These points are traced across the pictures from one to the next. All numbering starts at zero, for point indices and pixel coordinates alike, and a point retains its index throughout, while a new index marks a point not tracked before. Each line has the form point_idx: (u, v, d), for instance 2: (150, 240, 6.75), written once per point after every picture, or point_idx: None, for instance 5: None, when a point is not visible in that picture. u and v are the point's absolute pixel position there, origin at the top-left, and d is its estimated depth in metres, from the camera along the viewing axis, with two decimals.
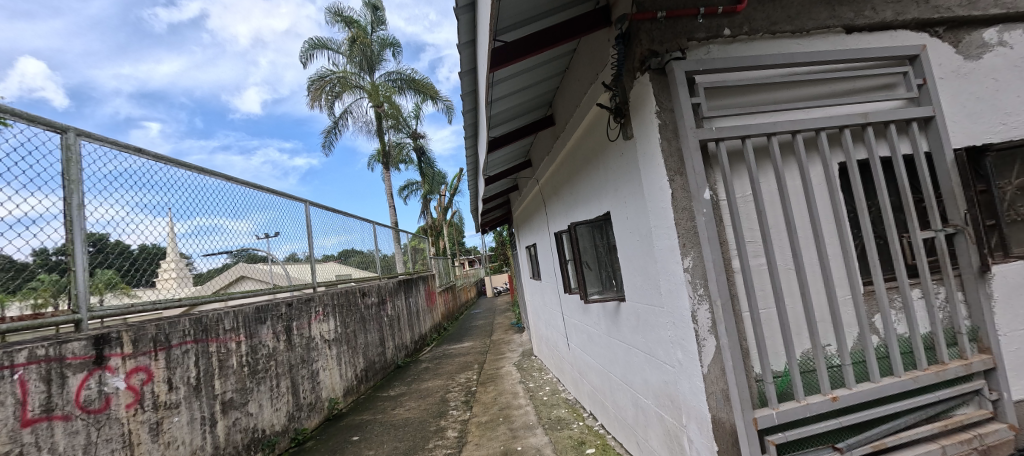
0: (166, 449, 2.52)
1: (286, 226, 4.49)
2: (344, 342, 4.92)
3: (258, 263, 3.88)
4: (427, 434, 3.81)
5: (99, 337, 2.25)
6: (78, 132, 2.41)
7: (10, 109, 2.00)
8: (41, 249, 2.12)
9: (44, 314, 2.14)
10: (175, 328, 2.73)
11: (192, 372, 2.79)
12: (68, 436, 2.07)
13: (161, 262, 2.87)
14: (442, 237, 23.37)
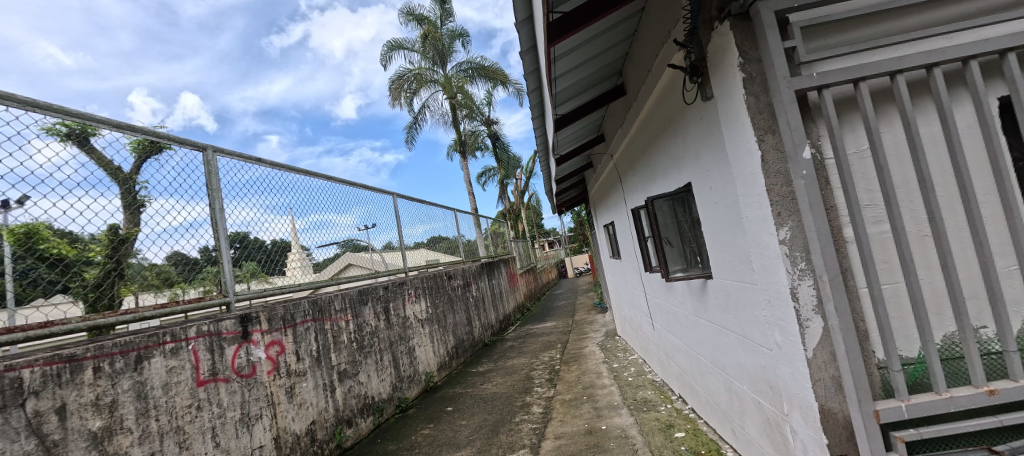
0: (299, 409, 2.86)
1: (381, 219, 4.82)
2: (435, 322, 5.18)
3: (360, 252, 4.23)
4: (514, 408, 3.90)
5: (243, 316, 2.58)
6: (215, 150, 2.73)
7: (168, 135, 2.41)
8: (204, 246, 2.52)
9: (206, 298, 2.49)
10: (298, 309, 3.05)
11: (313, 345, 3.12)
12: (229, 394, 2.39)
13: (288, 253, 3.25)
14: (521, 220, 23.65)
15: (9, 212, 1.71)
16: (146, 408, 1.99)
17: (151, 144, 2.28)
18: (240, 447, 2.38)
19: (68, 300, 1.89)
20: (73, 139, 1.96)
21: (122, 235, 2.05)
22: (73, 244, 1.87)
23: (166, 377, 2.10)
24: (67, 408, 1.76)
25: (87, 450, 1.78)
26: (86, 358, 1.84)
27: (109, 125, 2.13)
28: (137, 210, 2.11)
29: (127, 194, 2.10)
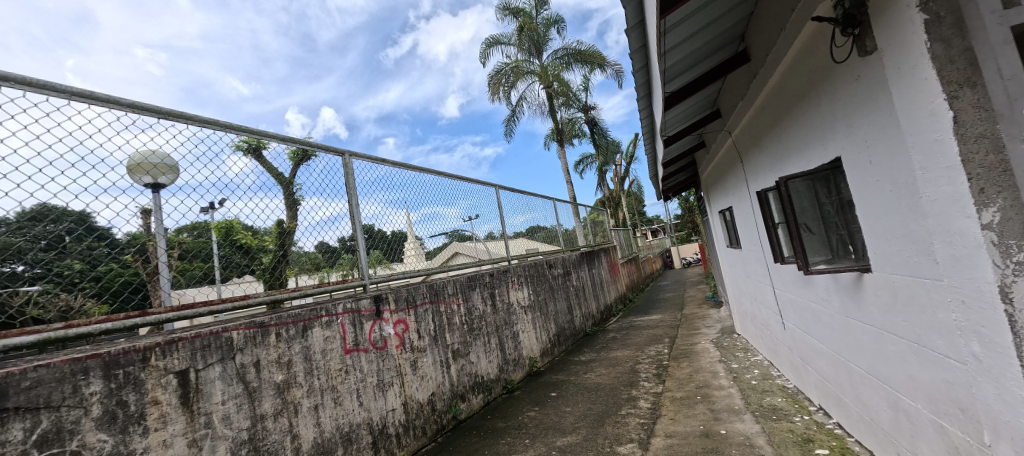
0: (422, 381, 3.20)
1: (483, 209, 4.99)
2: (537, 309, 5.23)
3: (466, 241, 4.43)
4: (619, 401, 3.75)
5: (377, 296, 2.99)
6: (350, 154, 3.06)
7: (315, 144, 2.76)
8: (342, 236, 2.90)
9: (349, 280, 2.92)
10: (418, 292, 3.37)
11: (432, 325, 3.42)
12: (368, 363, 2.81)
13: (405, 243, 3.53)
14: (622, 208, 22.78)
15: (213, 211, 2.15)
16: (311, 368, 2.44)
17: (304, 152, 2.65)
18: (378, 408, 2.79)
19: (251, 280, 2.33)
20: (251, 152, 2.34)
21: (285, 228, 2.51)
22: (256, 237, 2.38)
23: (324, 344, 2.55)
24: (261, 363, 2.21)
25: (275, 398, 2.22)
26: (271, 325, 2.28)
27: (274, 138, 2.49)
28: (295, 208, 2.59)
29: (288, 193, 2.58)
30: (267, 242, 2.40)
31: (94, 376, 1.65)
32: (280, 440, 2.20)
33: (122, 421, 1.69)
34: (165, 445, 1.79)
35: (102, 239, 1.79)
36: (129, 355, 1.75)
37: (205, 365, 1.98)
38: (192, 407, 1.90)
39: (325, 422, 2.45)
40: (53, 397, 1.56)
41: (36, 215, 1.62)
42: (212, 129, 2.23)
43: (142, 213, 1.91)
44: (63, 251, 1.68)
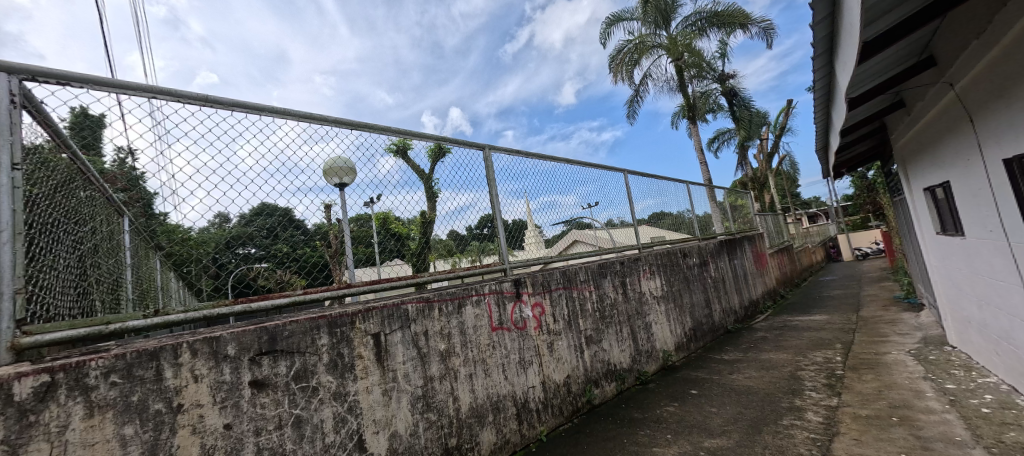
0: (558, 363, 3.26)
1: (607, 194, 4.74)
2: (671, 300, 4.87)
3: (585, 229, 4.30)
4: (780, 409, 3.28)
5: (517, 280, 3.15)
6: (491, 148, 3.33)
7: (452, 139, 2.98)
8: (469, 225, 3.08)
9: (492, 263, 3.19)
10: (552, 278, 3.43)
11: (567, 309, 3.45)
12: (511, 341, 2.97)
13: (526, 232, 3.58)
14: (771, 190, 19.83)
15: (372, 204, 2.48)
16: (466, 341, 2.71)
17: (441, 149, 2.87)
18: (521, 383, 2.94)
19: (399, 263, 2.80)
20: (400, 153, 2.62)
21: (427, 218, 2.85)
22: (404, 225, 2.76)
23: (475, 321, 2.80)
24: (429, 333, 2.54)
25: (439, 363, 2.54)
26: (435, 301, 2.61)
27: (416, 136, 2.75)
28: (435, 201, 2.86)
29: (428, 187, 2.85)
30: (413, 231, 2.75)
31: (324, 331, 2.11)
32: (444, 400, 2.51)
33: (341, 368, 2.14)
34: (368, 391, 2.21)
35: (298, 228, 2.24)
36: (343, 317, 2.19)
37: (390, 330, 2.37)
38: (383, 364, 2.30)
39: (478, 390, 2.69)
40: (301, 345, 2.02)
41: (262, 211, 2.12)
42: (372, 133, 2.56)
43: (322, 208, 2.30)
44: (276, 237, 2.17)
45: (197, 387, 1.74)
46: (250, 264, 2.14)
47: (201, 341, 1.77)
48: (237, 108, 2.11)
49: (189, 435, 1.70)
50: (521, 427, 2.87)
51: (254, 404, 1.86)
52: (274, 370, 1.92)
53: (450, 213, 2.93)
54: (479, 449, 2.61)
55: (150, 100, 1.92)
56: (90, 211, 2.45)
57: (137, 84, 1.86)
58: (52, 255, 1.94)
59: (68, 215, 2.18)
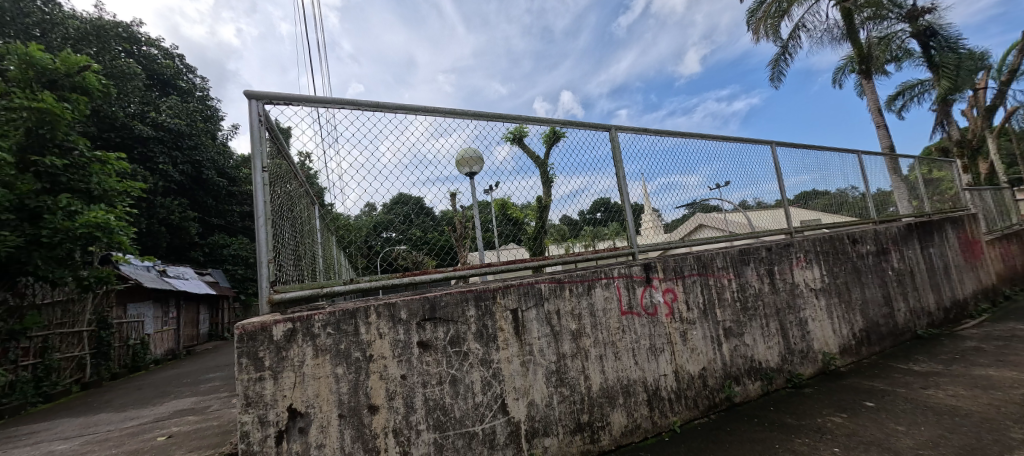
0: (692, 353, 3.09)
1: (743, 172, 4.20)
2: (836, 294, 4.13)
3: (712, 212, 3.89)
4: (1006, 440, 2.54)
5: (646, 265, 3.06)
6: (616, 128, 3.31)
7: (570, 121, 3.01)
8: (581, 210, 3.12)
9: (620, 247, 3.23)
10: (685, 263, 3.24)
11: (701, 298, 3.23)
12: (642, 326, 2.92)
13: (641, 216, 3.43)
14: (988, 157, 15.28)
15: (491, 192, 2.66)
16: (596, 322, 2.76)
17: (556, 134, 2.92)
18: (652, 370, 2.88)
19: (516, 247, 2.96)
20: (516, 141, 2.75)
21: (542, 203, 2.98)
22: (521, 211, 2.96)
23: (604, 303, 2.82)
24: (561, 312, 2.66)
25: (571, 342, 2.65)
26: (565, 281, 2.71)
27: (533, 122, 2.86)
28: (549, 185, 2.96)
29: (544, 173, 2.96)
30: (529, 215, 2.93)
31: (471, 304, 2.41)
32: (576, 377, 2.61)
33: (486, 338, 2.42)
34: (508, 361, 2.45)
35: (428, 215, 2.65)
36: (487, 292, 2.47)
37: (526, 307, 2.56)
38: (521, 337, 2.51)
39: (608, 372, 2.72)
40: (453, 315, 2.37)
41: (399, 201, 2.53)
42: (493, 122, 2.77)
43: (447, 196, 2.62)
44: (411, 223, 2.62)
45: (382, 342, 2.19)
46: (392, 246, 2.64)
47: (380, 306, 2.21)
48: (398, 110, 2.52)
49: (378, 380, 2.15)
50: (652, 414, 2.82)
51: (421, 360, 2.25)
52: (434, 334, 2.30)
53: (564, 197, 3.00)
54: (610, 429, 2.66)
55: (338, 110, 2.38)
56: (299, 201, 3.20)
57: (329, 98, 2.33)
58: (284, 235, 2.66)
59: (288, 204, 2.93)
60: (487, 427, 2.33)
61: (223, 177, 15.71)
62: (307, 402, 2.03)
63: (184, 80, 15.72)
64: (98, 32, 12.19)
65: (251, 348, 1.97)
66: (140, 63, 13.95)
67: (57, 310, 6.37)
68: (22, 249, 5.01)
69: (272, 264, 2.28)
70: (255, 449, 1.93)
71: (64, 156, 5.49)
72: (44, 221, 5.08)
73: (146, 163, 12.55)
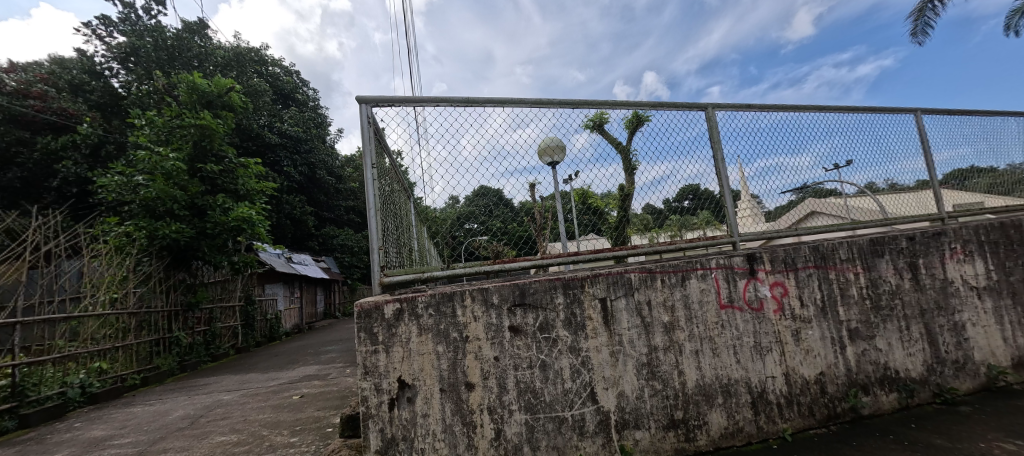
0: (807, 355, 2.75)
1: (870, 149, 3.59)
2: (1007, 294, 3.32)
3: (828, 198, 3.41)
4: None
5: (749, 255, 2.78)
6: (713, 106, 3.04)
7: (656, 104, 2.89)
8: (667, 199, 2.97)
9: (718, 235, 3.02)
10: (799, 253, 2.87)
11: (818, 294, 2.85)
12: (744, 322, 2.67)
13: (738, 203, 3.12)
14: None
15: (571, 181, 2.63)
16: (691, 316, 2.59)
17: (640, 118, 2.78)
18: (756, 370, 2.63)
19: (596, 237, 2.91)
20: (596, 128, 2.67)
21: (625, 191, 2.89)
22: (602, 200, 2.89)
23: (700, 295, 2.63)
24: (652, 303, 2.55)
25: (663, 335, 2.53)
26: (658, 272, 2.58)
27: (615, 107, 2.76)
28: (632, 173, 2.87)
29: (627, 160, 2.87)
30: (610, 205, 2.86)
31: (559, 291, 2.43)
32: (670, 372, 2.49)
33: (574, 326, 2.42)
34: (597, 350, 2.42)
35: (507, 206, 2.73)
36: (575, 280, 2.47)
37: (616, 296, 2.50)
38: (610, 327, 2.46)
39: (705, 369, 2.55)
40: (542, 301, 2.40)
41: (480, 193, 2.68)
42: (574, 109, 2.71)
43: (527, 187, 2.62)
44: (495, 214, 2.73)
45: (476, 325, 2.31)
46: (473, 236, 2.73)
47: (474, 290, 2.33)
48: (488, 104, 2.55)
49: (473, 360, 2.28)
50: (757, 419, 2.58)
51: (512, 344, 2.33)
52: (524, 320, 2.36)
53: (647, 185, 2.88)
54: (708, 429, 2.49)
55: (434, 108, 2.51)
56: (399, 196, 3.52)
57: (425, 97, 2.47)
58: (387, 225, 2.96)
59: (390, 200, 3.25)
60: (576, 413, 2.34)
61: (333, 176, 17.64)
62: (414, 375, 2.22)
63: (304, 92, 17.92)
64: (237, 58, 14.73)
65: (368, 323, 2.21)
66: (269, 81, 16.21)
67: (217, 287, 7.72)
68: (195, 238, 6.25)
69: (381, 251, 2.55)
70: (371, 413, 2.17)
71: (219, 163, 6.61)
72: (208, 216, 6.24)
73: (275, 166, 14.67)
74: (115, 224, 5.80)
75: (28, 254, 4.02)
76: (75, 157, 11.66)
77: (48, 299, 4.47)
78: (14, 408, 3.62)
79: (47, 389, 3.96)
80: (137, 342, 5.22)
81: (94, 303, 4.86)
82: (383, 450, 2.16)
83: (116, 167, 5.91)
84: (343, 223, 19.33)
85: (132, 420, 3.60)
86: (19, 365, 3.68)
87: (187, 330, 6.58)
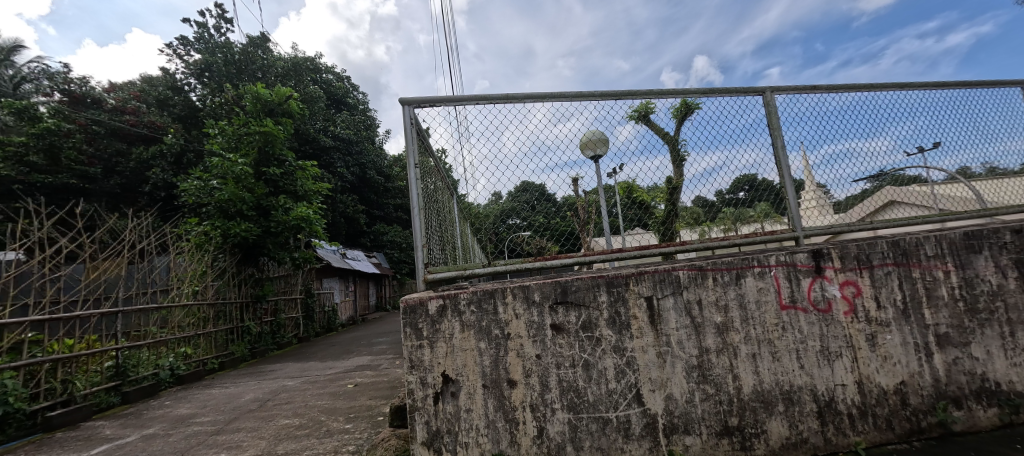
0: (885, 363, 2.47)
1: (961, 128, 3.16)
2: None
3: (910, 185, 3.05)
4: None
5: (815, 251, 2.53)
6: (774, 89, 2.74)
7: (711, 89, 2.63)
8: (720, 191, 2.76)
9: (778, 231, 2.78)
10: (875, 249, 2.57)
11: (899, 294, 2.54)
12: (809, 325, 2.45)
13: (803, 193, 2.85)
14: None
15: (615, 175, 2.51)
16: (747, 317, 2.42)
17: (691, 106, 2.58)
18: (823, 377, 2.40)
19: (643, 232, 2.76)
20: (642, 119, 2.53)
21: (674, 184, 2.73)
22: (648, 193, 2.72)
23: (758, 295, 2.44)
24: (703, 302, 2.40)
25: (715, 336, 2.38)
26: (709, 269, 2.43)
27: (662, 96, 2.56)
28: (681, 165, 2.70)
29: (675, 150, 2.70)
30: (658, 198, 2.68)
31: (603, 289, 2.36)
32: (723, 376, 2.35)
33: (619, 325, 2.34)
34: (643, 350, 2.33)
35: (549, 201, 2.67)
36: (620, 278, 2.37)
37: (663, 294, 2.38)
38: (657, 327, 2.35)
39: (764, 374, 2.37)
40: (585, 299, 2.34)
41: (522, 188, 2.63)
42: (617, 100, 2.54)
43: (570, 182, 2.57)
44: (536, 210, 2.67)
45: (518, 322, 2.29)
46: (517, 232, 2.68)
47: (515, 287, 2.30)
48: (527, 99, 2.47)
49: (515, 357, 2.26)
50: (825, 430, 2.36)
51: (554, 342, 2.29)
52: (567, 318, 2.32)
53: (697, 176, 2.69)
54: (767, 438, 2.32)
55: (473, 106, 2.46)
56: (441, 193, 3.57)
57: (465, 95, 2.42)
58: (431, 223, 3.01)
59: (433, 197, 3.30)
60: (622, 415, 2.27)
61: (381, 176, 18.38)
62: (457, 370, 2.23)
63: (357, 96, 18.80)
64: (294, 68, 15.38)
65: (413, 319, 2.24)
66: (324, 88, 16.95)
67: (281, 281, 8.37)
68: (261, 236, 6.84)
69: (425, 248, 2.60)
70: (418, 405, 2.20)
71: (281, 166, 7.12)
72: (272, 216, 6.81)
73: (330, 168, 15.59)
74: (195, 224, 6.46)
75: (126, 251, 4.57)
76: (162, 165, 13.09)
77: (143, 291, 5.04)
78: (118, 386, 4.15)
79: (144, 370, 4.50)
80: (214, 330, 5.83)
81: (179, 294, 5.39)
82: (428, 442, 2.19)
83: (195, 173, 6.60)
84: (391, 220, 20.16)
85: (211, 401, 4.00)
86: (121, 349, 4.21)
87: (257, 320, 7.19)
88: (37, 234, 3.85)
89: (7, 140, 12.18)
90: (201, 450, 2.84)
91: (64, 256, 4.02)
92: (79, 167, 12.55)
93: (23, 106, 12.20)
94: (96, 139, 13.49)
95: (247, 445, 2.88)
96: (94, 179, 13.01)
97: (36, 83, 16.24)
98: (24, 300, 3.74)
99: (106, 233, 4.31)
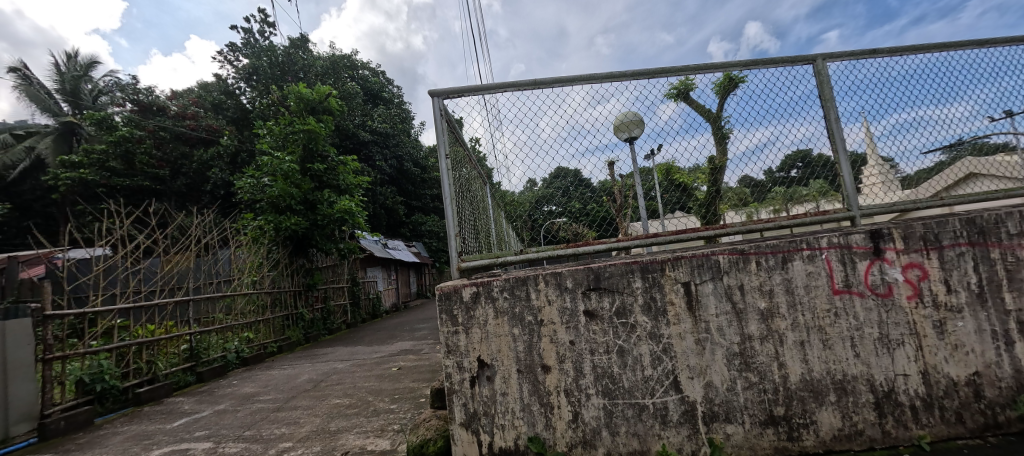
0: (955, 352, 2.26)
1: None
2: None
3: (992, 155, 2.73)
4: None
5: (873, 231, 2.32)
6: (826, 57, 2.52)
7: (756, 61, 2.45)
8: (769, 169, 2.58)
9: (830, 211, 2.55)
10: (945, 228, 2.33)
11: (973, 277, 2.30)
12: (866, 311, 2.28)
13: (864, 168, 2.61)
14: None
15: (652, 157, 2.40)
16: (795, 302, 2.29)
17: (733, 81, 2.43)
18: (882, 367, 2.24)
19: (684, 215, 2.61)
20: (681, 97, 2.41)
21: (716, 164, 2.57)
22: (689, 175, 2.60)
23: (807, 279, 2.30)
24: (744, 287, 2.30)
25: (760, 322, 2.28)
26: (751, 253, 2.31)
27: (702, 71, 2.42)
28: (724, 142, 2.55)
29: (717, 128, 2.55)
30: (699, 179, 2.55)
31: (637, 275, 2.31)
32: (768, 364, 2.25)
33: (654, 311, 2.30)
34: (680, 337, 2.28)
35: (585, 186, 2.61)
36: (655, 263, 2.31)
37: (701, 280, 2.30)
38: (695, 314, 2.29)
39: (813, 362, 2.25)
40: (619, 286, 2.31)
41: (557, 174, 2.60)
42: (652, 79, 2.42)
43: (604, 166, 2.50)
44: (569, 196, 2.63)
45: (551, 309, 2.30)
46: (552, 218, 2.70)
47: (548, 275, 2.31)
48: (555, 84, 2.42)
49: (549, 343, 2.28)
50: (883, 422, 2.21)
51: (589, 329, 2.29)
52: (600, 304, 2.30)
53: (741, 155, 2.53)
54: (816, 429, 2.21)
55: (502, 94, 2.44)
56: (473, 182, 3.59)
57: (492, 84, 2.41)
58: (465, 212, 3.05)
59: (466, 187, 3.33)
60: (659, 402, 2.24)
61: (417, 167, 18.83)
62: (492, 355, 2.28)
63: (392, 90, 19.27)
64: (333, 67, 16.02)
65: (448, 306, 2.30)
66: (361, 84, 17.43)
67: (329, 271, 8.87)
68: (310, 229, 7.29)
69: (458, 237, 2.64)
70: (455, 388, 2.28)
71: (324, 161, 7.49)
72: (318, 209, 7.24)
73: (369, 162, 16.16)
74: (251, 219, 6.95)
75: (193, 245, 5.00)
76: (221, 166, 14.08)
77: (210, 281, 5.52)
78: (193, 367, 4.63)
79: (213, 353, 4.98)
80: (271, 316, 6.32)
81: (240, 283, 5.87)
82: (467, 423, 2.27)
83: (249, 171, 7.08)
84: (428, 210, 20.67)
85: (271, 381, 4.36)
86: (194, 333, 4.68)
87: (309, 307, 7.70)
88: (119, 231, 4.26)
89: (91, 148, 13.60)
90: (263, 426, 3.10)
91: (142, 250, 4.44)
92: (151, 170, 13.79)
93: (102, 117, 13.55)
94: (164, 143, 14.72)
95: (303, 422, 3.12)
96: (165, 179, 14.29)
97: (111, 96, 17.81)
98: (112, 290, 4.19)
99: (175, 229, 4.70)
